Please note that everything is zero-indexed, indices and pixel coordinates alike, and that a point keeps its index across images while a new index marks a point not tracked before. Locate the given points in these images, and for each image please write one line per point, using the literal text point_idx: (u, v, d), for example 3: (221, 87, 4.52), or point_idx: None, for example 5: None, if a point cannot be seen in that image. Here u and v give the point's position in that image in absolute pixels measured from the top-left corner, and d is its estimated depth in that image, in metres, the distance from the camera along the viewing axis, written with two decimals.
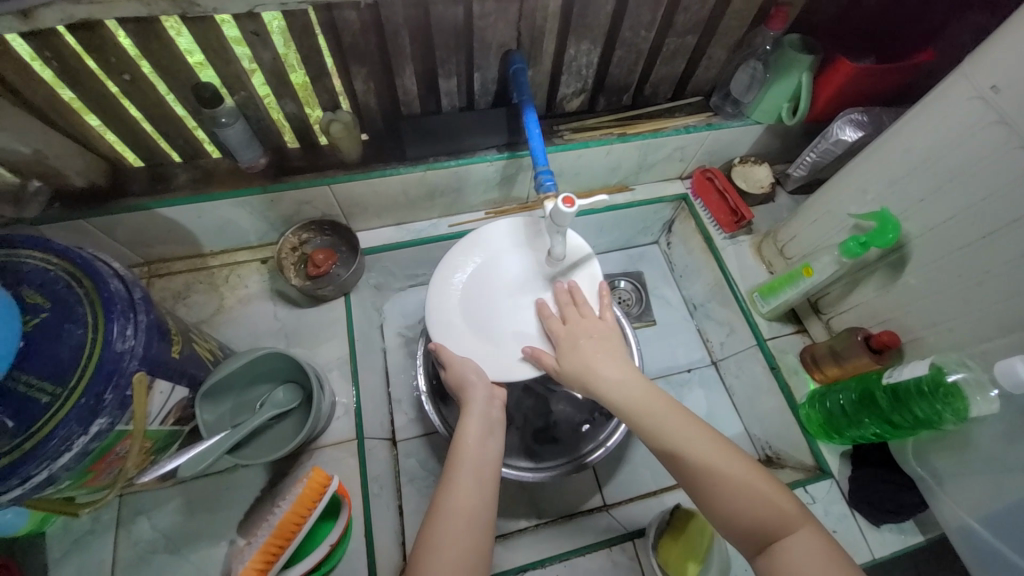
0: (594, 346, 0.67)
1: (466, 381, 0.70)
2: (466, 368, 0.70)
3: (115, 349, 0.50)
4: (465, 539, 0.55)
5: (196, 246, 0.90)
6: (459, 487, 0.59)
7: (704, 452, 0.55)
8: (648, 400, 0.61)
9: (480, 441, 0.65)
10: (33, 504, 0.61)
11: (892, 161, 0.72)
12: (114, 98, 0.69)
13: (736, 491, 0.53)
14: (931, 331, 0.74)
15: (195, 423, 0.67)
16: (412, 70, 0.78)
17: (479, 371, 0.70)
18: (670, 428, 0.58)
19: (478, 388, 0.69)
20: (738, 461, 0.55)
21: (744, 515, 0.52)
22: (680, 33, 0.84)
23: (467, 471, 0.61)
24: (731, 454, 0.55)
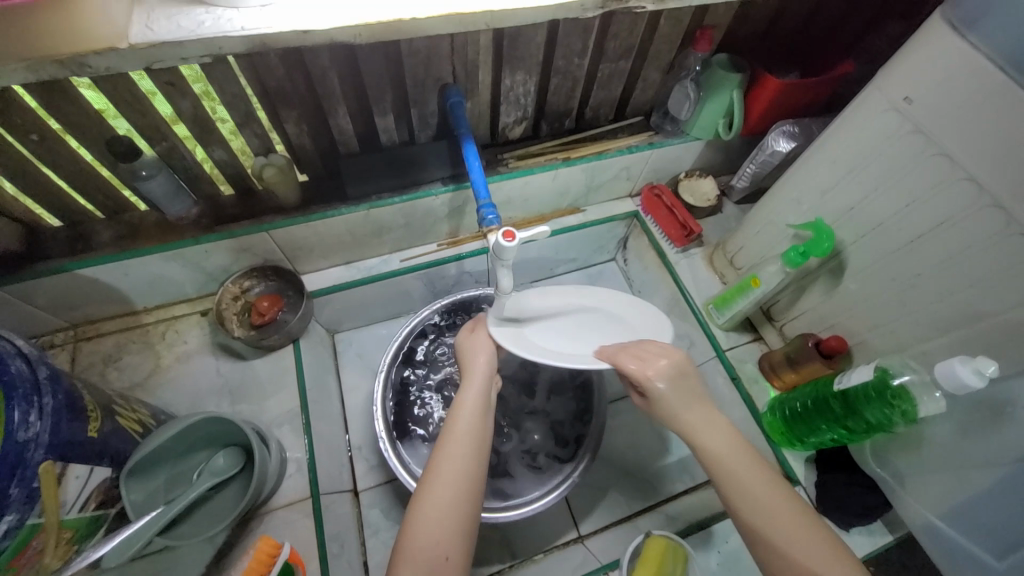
0: (674, 396, 0.62)
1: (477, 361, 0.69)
2: (482, 355, 0.70)
3: (18, 439, 0.45)
4: (454, 513, 0.56)
5: (126, 304, 0.84)
6: (447, 460, 0.59)
7: (786, 523, 0.53)
8: (730, 459, 0.58)
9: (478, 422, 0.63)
10: None
11: (821, 172, 0.74)
12: (19, 158, 0.65)
13: (795, 551, 0.51)
14: (875, 333, 0.76)
15: (124, 503, 0.61)
16: (345, 110, 0.76)
17: (490, 353, 0.70)
18: (752, 482, 0.56)
19: (478, 372, 0.68)
20: (839, 559, 0.50)
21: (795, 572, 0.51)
22: (612, 59, 0.86)
23: (464, 443, 0.60)
24: (818, 537, 0.52)
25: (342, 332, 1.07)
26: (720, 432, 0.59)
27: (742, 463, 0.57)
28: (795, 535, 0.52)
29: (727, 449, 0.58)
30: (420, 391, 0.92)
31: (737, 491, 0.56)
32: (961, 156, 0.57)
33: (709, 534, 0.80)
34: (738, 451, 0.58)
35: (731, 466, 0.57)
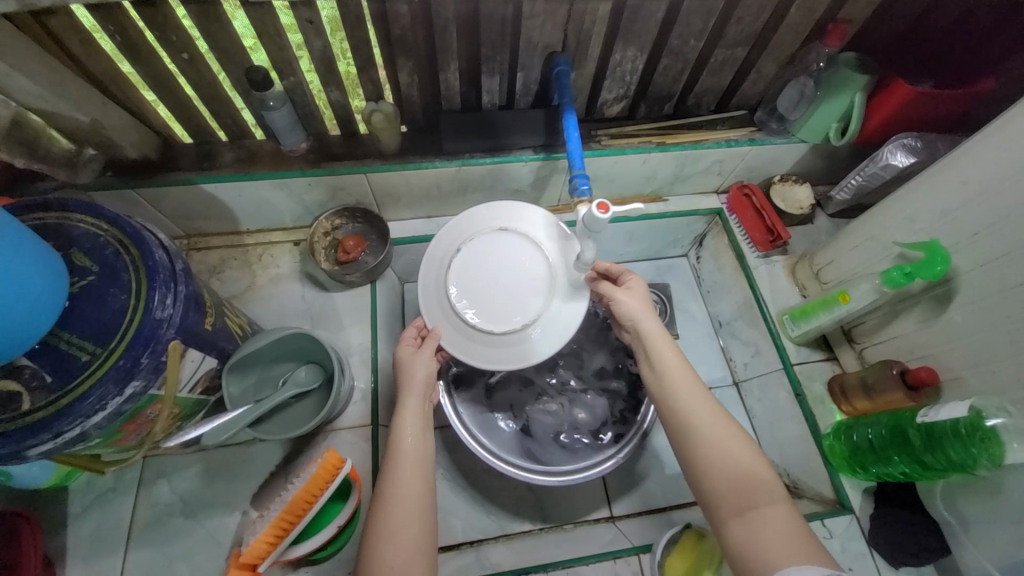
0: (630, 303, 0.71)
1: (414, 359, 0.70)
2: (416, 366, 0.70)
3: (155, 316, 0.51)
4: (410, 522, 0.58)
5: (234, 223, 0.93)
6: (395, 474, 0.61)
7: (702, 418, 0.62)
8: (671, 364, 0.66)
9: (418, 433, 0.65)
10: (60, 459, 0.63)
11: (946, 191, 0.68)
12: (170, 75, 0.72)
13: (729, 460, 0.59)
14: (974, 372, 0.70)
15: (223, 394, 0.69)
16: (456, 66, 0.78)
17: (427, 368, 0.70)
18: (688, 405, 0.63)
19: (417, 384, 0.69)
20: (742, 451, 0.60)
21: (726, 480, 0.58)
22: (729, 45, 0.82)
23: (407, 464, 0.62)
24: (727, 429, 0.61)
25: (412, 283, 1.12)
26: (660, 355, 0.67)
27: (676, 369, 0.66)
28: (725, 444, 0.60)
29: (665, 371, 0.66)
30: None
31: (667, 402, 0.65)
32: None
33: None
34: (674, 374, 0.65)
35: (669, 390, 0.65)
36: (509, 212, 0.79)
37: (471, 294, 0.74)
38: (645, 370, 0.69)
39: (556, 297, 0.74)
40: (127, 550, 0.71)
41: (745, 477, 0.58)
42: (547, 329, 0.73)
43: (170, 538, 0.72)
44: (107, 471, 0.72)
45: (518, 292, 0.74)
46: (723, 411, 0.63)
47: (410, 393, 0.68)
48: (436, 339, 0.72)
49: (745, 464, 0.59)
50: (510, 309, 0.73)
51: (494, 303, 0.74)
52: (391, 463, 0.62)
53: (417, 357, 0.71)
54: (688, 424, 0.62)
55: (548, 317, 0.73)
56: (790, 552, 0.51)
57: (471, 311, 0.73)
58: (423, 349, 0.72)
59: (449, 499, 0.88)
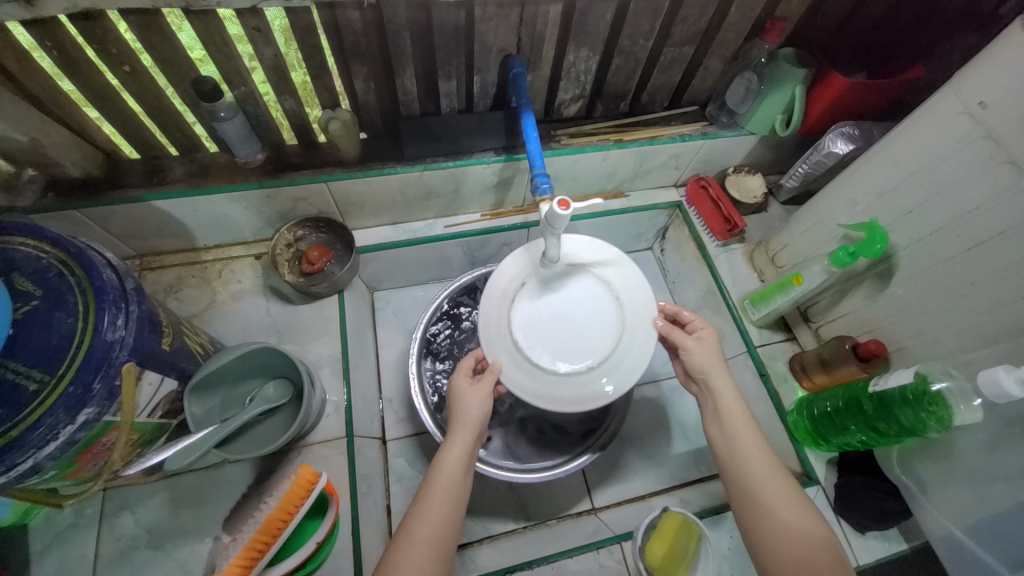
0: (700, 352, 0.68)
1: (470, 391, 0.67)
2: (468, 403, 0.66)
3: (106, 338, 0.49)
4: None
5: (190, 239, 0.89)
6: (424, 531, 0.57)
7: (772, 486, 0.60)
8: (738, 424, 0.63)
9: (459, 485, 0.61)
10: (15, 495, 0.60)
11: (882, 174, 0.73)
12: (111, 89, 0.69)
13: (796, 531, 0.56)
14: (917, 340, 0.75)
15: (185, 416, 0.66)
16: (412, 71, 0.78)
17: (482, 403, 0.66)
18: (760, 471, 0.60)
19: (467, 426, 0.65)
20: (812, 523, 0.57)
21: (795, 556, 0.55)
22: (677, 44, 0.86)
23: (438, 505, 0.59)
24: (796, 500, 0.59)
25: (381, 291, 1.10)
26: (732, 417, 0.64)
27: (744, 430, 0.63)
28: (796, 520, 0.57)
29: (738, 433, 0.63)
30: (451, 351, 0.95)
31: (734, 463, 0.62)
32: None
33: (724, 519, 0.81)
34: (748, 442, 0.62)
35: (745, 458, 0.61)
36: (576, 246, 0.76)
37: (537, 331, 0.71)
38: (713, 430, 0.66)
39: (624, 334, 0.71)
40: None
41: (813, 547, 0.55)
42: (623, 366, 0.70)
43: (138, 572, 0.68)
44: (65, 505, 0.68)
45: (591, 330, 0.72)
46: (793, 479, 0.61)
47: (464, 426, 0.65)
48: (495, 373, 0.67)
49: (814, 537, 0.56)
50: (584, 347, 0.70)
51: (566, 340, 0.71)
52: (427, 500, 0.59)
53: (473, 390, 0.67)
54: (762, 494, 0.59)
55: (617, 355, 0.70)
56: None
57: (536, 348, 0.70)
58: (481, 382, 0.67)
59: None
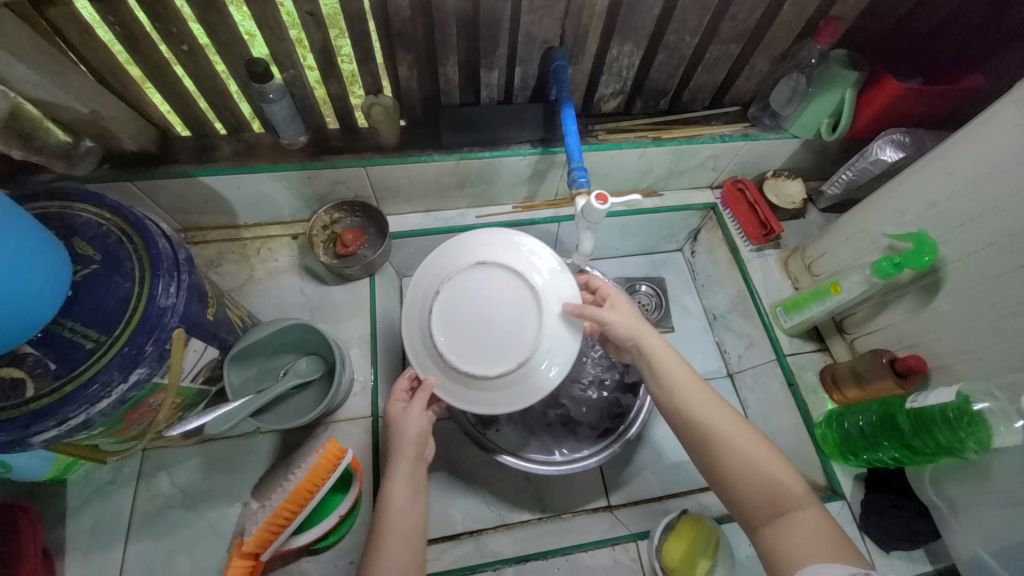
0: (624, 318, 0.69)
1: (408, 411, 0.67)
2: (405, 423, 0.67)
3: (159, 304, 0.52)
4: None
5: (232, 216, 0.92)
6: (388, 535, 0.59)
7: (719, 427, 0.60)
8: (675, 370, 0.65)
9: (410, 489, 0.63)
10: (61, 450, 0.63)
11: (934, 183, 0.70)
12: (168, 66, 0.72)
13: (751, 464, 0.57)
14: (960, 359, 0.72)
15: (223, 384, 0.69)
16: (455, 60, 0.79)
17: (420, 426, 0.67)
18: (701, 417, 0.61)
19: (410, 430, 0.66)
20: (764, 452, 0.58)
21: (755, 490, 0.57)
22: (724, 41, 0.84)
23: (398, 541, 0.58)
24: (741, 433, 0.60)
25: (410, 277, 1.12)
26: (670, 368, 0.64)
27: (680, 378, 0.64)
28: (750, 450, 0.58)
29: (677, 385, 0.63)
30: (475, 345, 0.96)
31: (680, 415, 0.63)
32: None
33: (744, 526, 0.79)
34: (683, 388, 0.64)
35: (684, 408, 0.62)
36: (485, 243, 0.73)
37: (457, 339, 0.69)
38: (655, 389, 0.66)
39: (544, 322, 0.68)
40: (127, 540, 0.70)
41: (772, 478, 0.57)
42: (553, 357, 0.68)
43: (171, 529, 0.71)
44: (107, 460, 0.72)
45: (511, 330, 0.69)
46: (734, 413, 0.62)
47: (405, 446, 0.66)
48: (428, 391, 0.68)
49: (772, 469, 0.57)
50: (506, 349, 0.68)
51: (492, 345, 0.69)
52: (385, 530, 0.59)
53: (408, 413, 0.68)
54: (709, 439, 0.60)
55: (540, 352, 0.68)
56: (822, 555, 0.50)
57: (460, 357, 0.69)
58: (413, 402, 0.68)
59: (449, 491, 0.89)
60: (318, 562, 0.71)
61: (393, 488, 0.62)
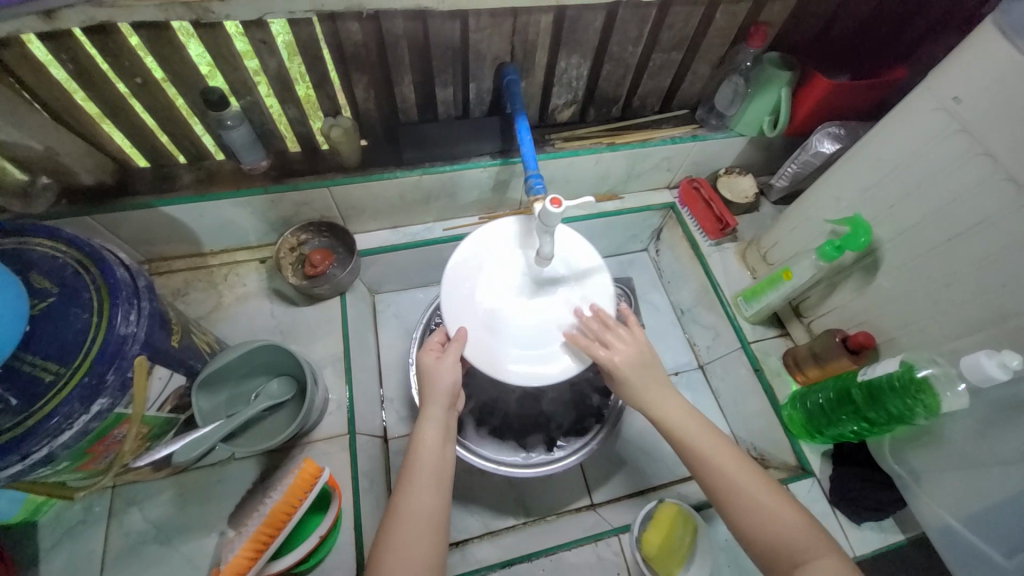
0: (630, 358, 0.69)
1: (444, 358, 0.70)
2: (440, 370, 0.69)
3: (119, 332, 0.52)
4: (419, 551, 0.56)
5: (197, 244, 0.92)
6: (412, 498, 0.60)
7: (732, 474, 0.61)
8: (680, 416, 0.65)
9: (439, 444, 0.65)
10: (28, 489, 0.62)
11: (865, 169, 0.75)
12: (123, 100, 0.72)
13: (765, 514, 0.58)
14: (906, 331, 0.77)
15: (194, 410, 0.68)
16: (410, 79, 0.82)
17: (454, 376, 0.69)
18: (717, 466, 0.62)
19: (444, 383, 0.68)
20: (776, 499, 0.59)
21: (771, 542, 0.57)
22: (665, 50, 0.89)
23: (425, 478, 0.62)
24: (754, 479, 0.61)
25: (382, 294, 1.13)
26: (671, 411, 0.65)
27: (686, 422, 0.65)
28: (764, 501, 0.59)
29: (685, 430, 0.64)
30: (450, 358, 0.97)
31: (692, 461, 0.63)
32: (1003, 155, 0.59)
33: None
34: (697, 437, 0.64)
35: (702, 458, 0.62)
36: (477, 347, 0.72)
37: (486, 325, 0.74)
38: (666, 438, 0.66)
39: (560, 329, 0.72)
40: None
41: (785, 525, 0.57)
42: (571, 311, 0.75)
43: (144, 566, 0.69)
44: (75, 496, 0.71)
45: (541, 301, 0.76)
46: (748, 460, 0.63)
47: (439, 390, 0.68)
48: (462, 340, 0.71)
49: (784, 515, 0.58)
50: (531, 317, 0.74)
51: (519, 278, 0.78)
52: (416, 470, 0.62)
53: (442, 362, 0.70)
54: (723, 491, 0.61)
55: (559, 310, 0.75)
56: None
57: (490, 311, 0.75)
58: (448, 352, 0.70)
59: None
60: None
61: (426, 430, 0.65)
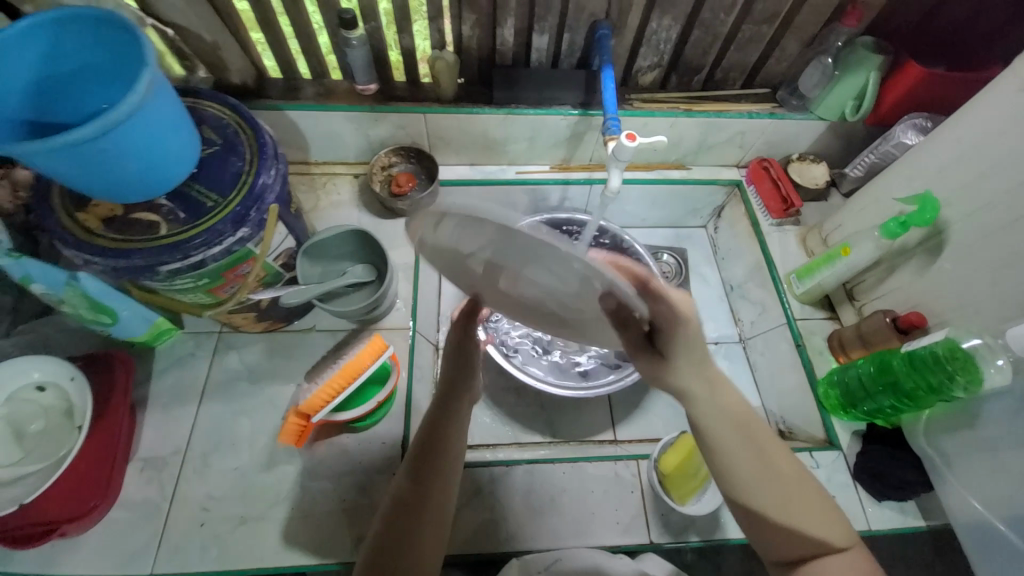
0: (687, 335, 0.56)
1: (472, 361, 0.67)
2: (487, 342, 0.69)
3: (262, 180, 0.64)
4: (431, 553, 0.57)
5: (306, 152, 1.06)
6: (431, 506, 0.59)
7: (768, 472, 0.55)
8: (724, 403, 0.56)
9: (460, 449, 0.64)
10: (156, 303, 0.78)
11: (942, 150, 0.77)
12: (274, 13, 0.86)
13: (797, 512, 0.54)
14: (959, 314, 0.77)
15: (294, 274, 0.81)
16: (512, 23, 0.91)
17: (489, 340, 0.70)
18: (756, 464, 0.55)
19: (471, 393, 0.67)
20: (811, 499, 0.55)
21: (796, 540, 0.54)
22: (756, 21, 0.92)
23: (445, 483, 0.61)
24: (791, 478, 0.56)
25: None
26: (714, 396, 0.56)
27: (729, 412, 0.56)
28: (797, 504, 0.55)
29: (723, 417, 0.56)
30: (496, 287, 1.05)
31: (724, 453, 0.56)
32: None
33: None
34: (735, 429, 0.56)
35: (741, 454, 0.56)
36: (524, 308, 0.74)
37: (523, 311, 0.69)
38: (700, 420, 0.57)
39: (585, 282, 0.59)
40: (200, 402, 0.83)
41: (814, 527, 0.54)
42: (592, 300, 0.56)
43: (236, 397, 0.84)
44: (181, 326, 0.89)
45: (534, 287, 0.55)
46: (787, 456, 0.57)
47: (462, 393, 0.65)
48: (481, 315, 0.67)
49: (815, 518, 0.55)
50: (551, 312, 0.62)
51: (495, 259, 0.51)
52: (435, 481, 0.60)
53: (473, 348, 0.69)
54: (755, 490, 0.55)
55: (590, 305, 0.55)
56: None
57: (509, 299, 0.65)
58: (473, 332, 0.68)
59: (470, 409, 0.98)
60: (355, 439, 0.82)
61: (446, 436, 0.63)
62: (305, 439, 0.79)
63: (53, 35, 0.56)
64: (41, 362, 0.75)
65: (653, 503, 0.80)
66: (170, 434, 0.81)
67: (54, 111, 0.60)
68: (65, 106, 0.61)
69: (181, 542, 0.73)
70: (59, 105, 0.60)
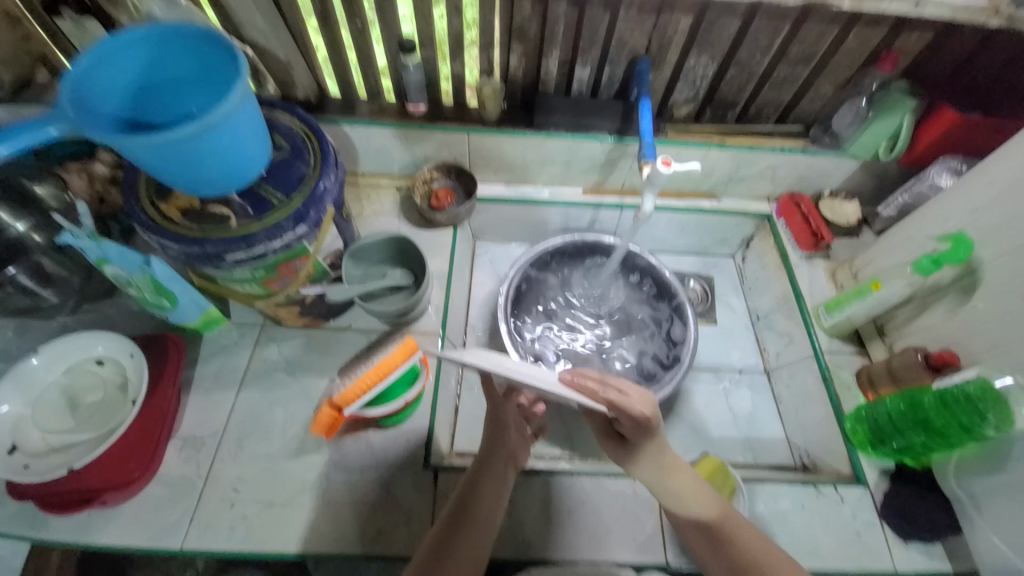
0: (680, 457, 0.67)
1: (507, 428, 0.75)
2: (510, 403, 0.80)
3: (324, 184, 0.69)
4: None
5: (355, 164, 1.14)
6: (464, 545, 0.64)
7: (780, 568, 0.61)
8: (716, 502, 0.66)
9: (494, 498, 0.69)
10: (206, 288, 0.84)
11: (977, 191, 0.79)
12: (341, 39, 0.94)
13: None
14: (994, 355, 0.77)
15: (341, 272, 0.86)
16: (557, 54, 0.97)
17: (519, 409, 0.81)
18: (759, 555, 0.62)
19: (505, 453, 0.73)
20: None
21: None
22: (791, 62, 0.96)
23: (473, 527, 0.65)
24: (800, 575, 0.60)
25: (483, 242, 1.28)
26: (710, 501, 0.66)
27: (721, 509, 0.65)
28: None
29: (717, 514, 0.65)
30: (517, 302, 1.07)
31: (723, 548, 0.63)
32: None
33: (761, 488, 0.83)
34: (735, 524, 0.64)
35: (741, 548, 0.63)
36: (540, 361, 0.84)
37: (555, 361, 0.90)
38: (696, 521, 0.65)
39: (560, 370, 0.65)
40: (240, 387, 0.88)
41: None
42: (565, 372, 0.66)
43: (274, 387, 0.88)
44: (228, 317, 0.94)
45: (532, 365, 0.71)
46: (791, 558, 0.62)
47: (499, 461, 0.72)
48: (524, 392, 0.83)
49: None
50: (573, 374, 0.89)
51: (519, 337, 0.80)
52: (467, 526, 0.65)
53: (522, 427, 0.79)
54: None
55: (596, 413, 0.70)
56: None
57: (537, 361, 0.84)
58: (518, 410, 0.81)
59: None
60: (381, 435, 0.85)
61: (484, 490, 0.68)
62: (334, 430, 0.82)
63: (159, 47, 0.64)
64: (104, 337, 0.81)
65: (671, 525, 0.80)
66: (209, 416, 0.85)
67: (150, 112, 0.68)
68: (158, 108, 0.68)
69: (211, 520, 0.76)
70: (153, 107, 0.68)
